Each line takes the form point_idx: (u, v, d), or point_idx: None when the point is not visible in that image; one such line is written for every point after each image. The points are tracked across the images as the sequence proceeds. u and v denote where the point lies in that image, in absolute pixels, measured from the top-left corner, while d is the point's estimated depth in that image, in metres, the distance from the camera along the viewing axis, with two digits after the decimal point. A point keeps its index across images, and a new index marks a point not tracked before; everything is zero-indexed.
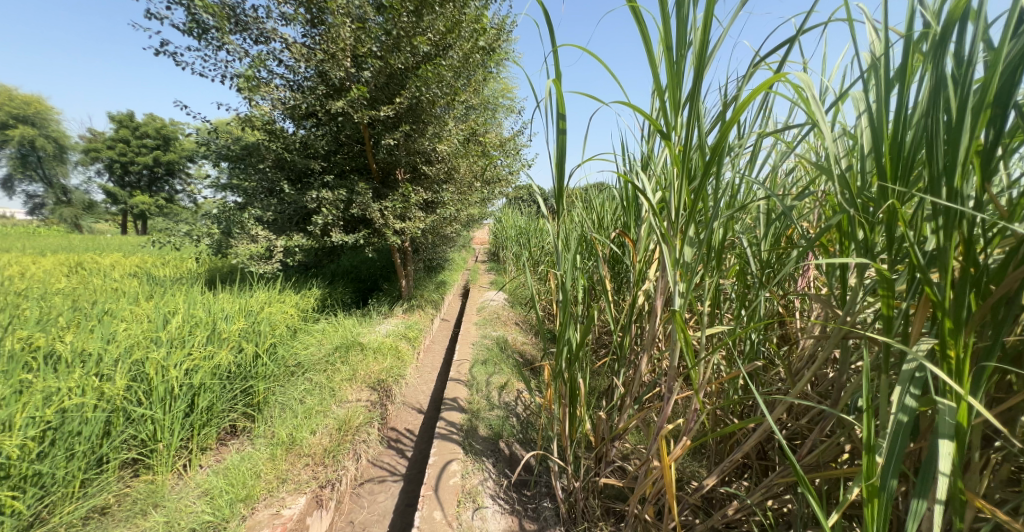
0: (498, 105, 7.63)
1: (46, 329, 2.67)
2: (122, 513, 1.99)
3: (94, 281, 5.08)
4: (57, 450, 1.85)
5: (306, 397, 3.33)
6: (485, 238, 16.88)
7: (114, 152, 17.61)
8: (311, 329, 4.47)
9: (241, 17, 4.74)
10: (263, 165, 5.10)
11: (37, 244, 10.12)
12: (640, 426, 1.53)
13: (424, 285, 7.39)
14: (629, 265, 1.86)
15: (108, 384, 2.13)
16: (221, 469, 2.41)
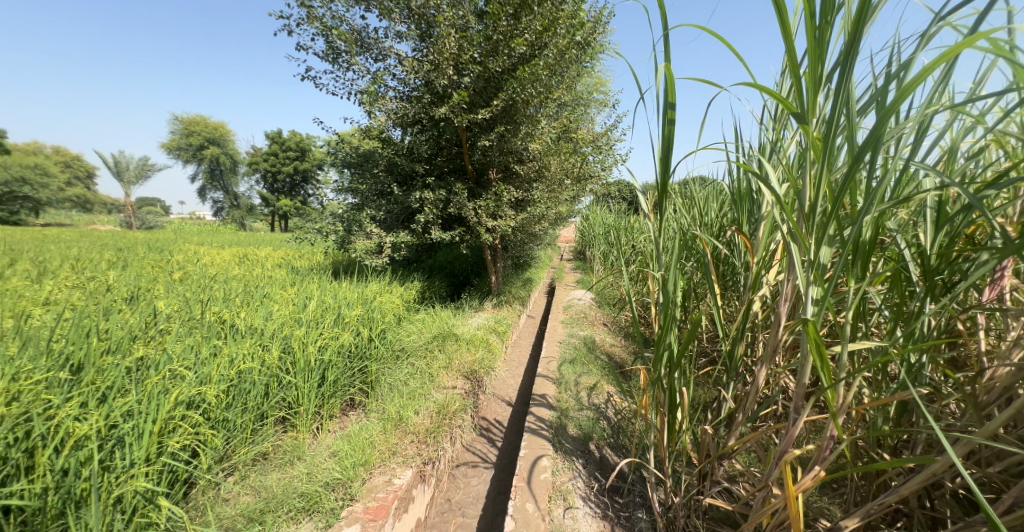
0: (592, 100, 7.44)
1: (221, 306, 3.28)
2: (278, 460, 2.37)
3: (252, 269, 6.08)
4: (237, 403, 2.29)
5: (409, 380, 3.60)
6: (571, 236, 16.70)
7: (263, 160, 20.80)
8: (413, 318, 4.81)
9: (366, 39, 5.26)
10: (376, 169, 5.62)
11: (213, 240, 12.52)
12: (755, 447, 1.37)
13: (513, 281, 7.55)
14: (742, 267, 1.68)
15: (267, 354, 2.58)
16: (344, 436, 2.71)
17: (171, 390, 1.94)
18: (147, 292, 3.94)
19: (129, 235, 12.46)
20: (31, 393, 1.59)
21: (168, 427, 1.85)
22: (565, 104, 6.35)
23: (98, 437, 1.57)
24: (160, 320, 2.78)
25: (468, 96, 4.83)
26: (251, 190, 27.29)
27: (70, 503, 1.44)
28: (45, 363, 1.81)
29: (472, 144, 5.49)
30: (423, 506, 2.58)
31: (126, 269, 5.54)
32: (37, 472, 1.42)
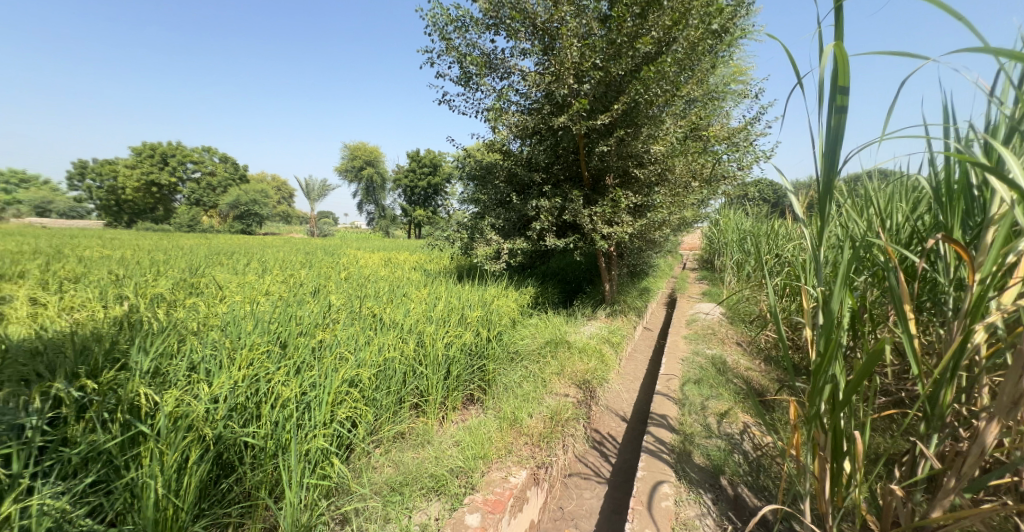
0: (727, 93, 6.74)
1: (372, 304, 3.79)
2: (412, 442, 2.60)
3: (394, 272, 6.88)
4: (382, 384, 2.66)
5: (524, 383, 3.61)
6: (696, 243, 15.43)
7: (401, 177, 23.39)
8: (527, 322, 4.88)
9: (494, 61, 5.54)
10: (497, 181, 5.86)
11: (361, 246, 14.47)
12: (979, 527, 1.02)
13: (629, 291, 7.19)
14: (956, 287, 1.29)
15: (409, 348, 2.95)
16: (465, 428, 2.84)
17: (341, 369, 2.40)
18: (322, 289, 4.76)
19: (301, 242, 15.08)
20: (256, 361, 2.20)
21: (338, 400, 2.30)
22: (694, 101, 5.86)
23: (293, 400, 2.05)
24: (331, 315, 3.31)
25: (588, 103, 4.74)
26: (391, 203, 30.85)
27: (279, 448, 1.88)
28: (264, 342, 2.45)
29: (590, 150, 5.39)
30: (537, 509, 2.56)
31: (309, 268, 6.80)
32: (262, 416, 1.95)
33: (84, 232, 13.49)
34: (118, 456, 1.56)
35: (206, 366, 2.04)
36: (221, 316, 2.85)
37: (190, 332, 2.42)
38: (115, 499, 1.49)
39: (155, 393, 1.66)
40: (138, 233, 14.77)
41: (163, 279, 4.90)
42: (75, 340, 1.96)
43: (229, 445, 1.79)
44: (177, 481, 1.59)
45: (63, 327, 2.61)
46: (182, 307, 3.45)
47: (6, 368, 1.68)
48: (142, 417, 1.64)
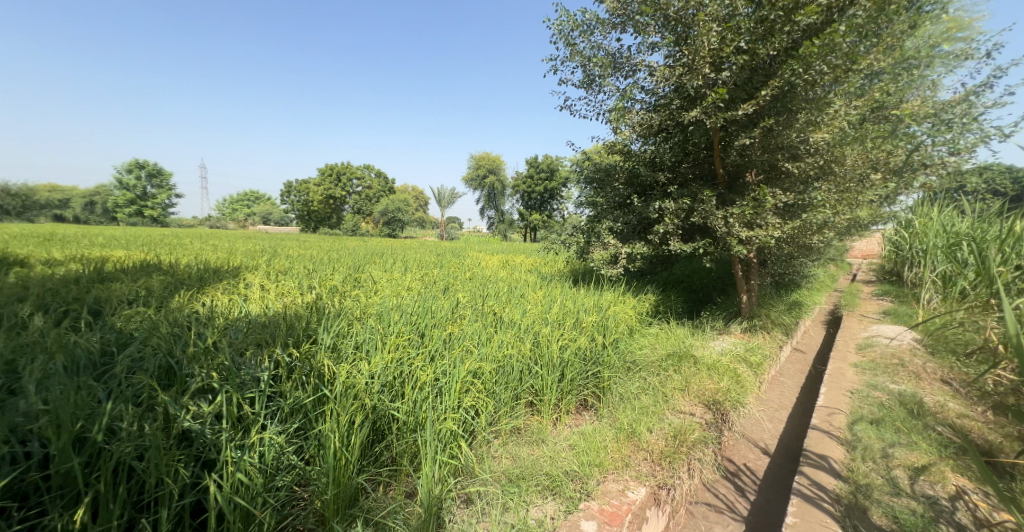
0: (931, 59, 5.38)
1: (492, 302, 4.04)
2: (527, 439, 2.68)
3: (512, 273, 7.10)
4: (501, 378, 2.86)
5: (641, 394, 3.34)
6: (870, 249, 12.76)
7: (523, 182, 24.04)
8: (646, 331, 4.55)
9: (619, 59, 5.28)
10: (615, 183, 5.54)
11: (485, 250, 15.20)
12: None
13: (774, 303, 6.23)
14: None
15: (526, 347, 3.14)
16: (580, 432, 2.78)
17: (469, 361, 2.74)
18: (451, 285, 5.12)
19: (433, 245, 16.52)
20: (402, 346, 2.66)
21: (464, 388, 2.62)
22: (878, 74, 4.80)
23: (429, 383, 2.45)
24: (460, 309, 3.61)
25: (727, 93, 4.18)
26: (511, 206, 31.88)
27: (417, 424, 2.30)
28: (408, 330, 2.87)
29: (726, 144, 4.80)
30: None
31: (439, 268, 7.44)
32: (406, 394, 2.39)
33: (286, 235, 16.96)
34: (310, 411, 2.12)
35: (365, 345, 2.54)
36: (376, 308, 3.31)
37: (353, 318, 2.94)
38: (308, 446, 2.04)
39: (335, 367, 2.21)
40: (319, 236, 17.97)
41: (334, 273, 5.86)
42: (269, 324, 2.54)
43: (382, 416, 2.26)
44: (348, 436, 2.09)
45: (260, 310, 3.26)
46: (347, 298, 4.06)
47: (250, 333, 2.37)
48: (325, 383, 2.19)
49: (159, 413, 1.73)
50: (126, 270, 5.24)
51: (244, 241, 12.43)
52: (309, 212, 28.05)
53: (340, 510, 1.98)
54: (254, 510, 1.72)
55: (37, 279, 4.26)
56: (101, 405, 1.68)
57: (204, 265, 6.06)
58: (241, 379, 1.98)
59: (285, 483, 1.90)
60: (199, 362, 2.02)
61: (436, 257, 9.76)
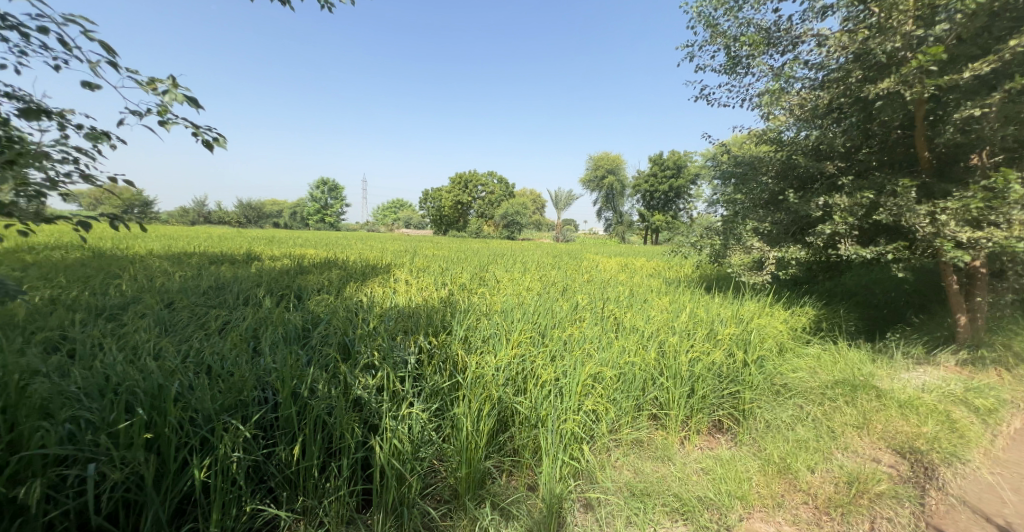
0: None
1: (612, 306, 3.88)
2: (653, 452, 2.42)
3: (635, 276, 6.61)
4: (626, 381, 2.69)
5: (796, 425, 2.70)
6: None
7: (647, 180, 22.43)
8: (798, 351, 3.72)
9: (774, 34, 4.38)
10: (763, 178, 4.58)
11: (606, 252, 14.57)
12: None
13: (1008, 326, 4.57)
14: None
15: (650, 355, 2.90)
16: (715, 456, 2.39)
17: (591, 363, 2.67)
18: (569, 287, 4.93)
19: (553, 246, 16.56)
20: (524, 344, 2.74)
21: (584, 389, 2.53)
22: None
23: (550, 382, 2.45)
24: (578, 312, 3.60)
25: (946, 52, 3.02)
26: (632, 206, 30.23)
27: (536, 421, 2.27)
28: (529, 330, 2.92)
29: (941, 116, 3.55)
30: None
31: (558, 268, 7.30)
32: (527, 388, 2.42)
33: (426, 238, 18.60)
34: (446, 395, 2.29)
35: (492, 340, 2.67)
36: (500, 307, 3.40)
37: (481, 315, 3.14)
38: (444, 426, 2.16)
39: (466, 357, 2.41)
40: (452, 238, 19.32)
41: (462, 271, 6.14)
42: (411, 316, 2.92)
43: (505, 409, 2.29)
44: (477, 422, 2.14)
45: (397, 300, 3.55)
46: (472, 293, 4.20)
47: (399, 321, 2.76)
48: (458, 370, 2.39)
49: (342, 381, 2.08)
50: (313, 262, 6.31)
51: (389, 242, 13.94)
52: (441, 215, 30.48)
53: (469, 491, 2.02)
54: (405, 474, 1.90)
55: (261, 269, 5.39)
56: (304, 371, 2.11)
57: (355, 261, 6.87)
58: (395, 359, 2.28)
59: (428, 455, 2.04)
60: (364, 342, 2.43)
61: (555, 258, 9.61)
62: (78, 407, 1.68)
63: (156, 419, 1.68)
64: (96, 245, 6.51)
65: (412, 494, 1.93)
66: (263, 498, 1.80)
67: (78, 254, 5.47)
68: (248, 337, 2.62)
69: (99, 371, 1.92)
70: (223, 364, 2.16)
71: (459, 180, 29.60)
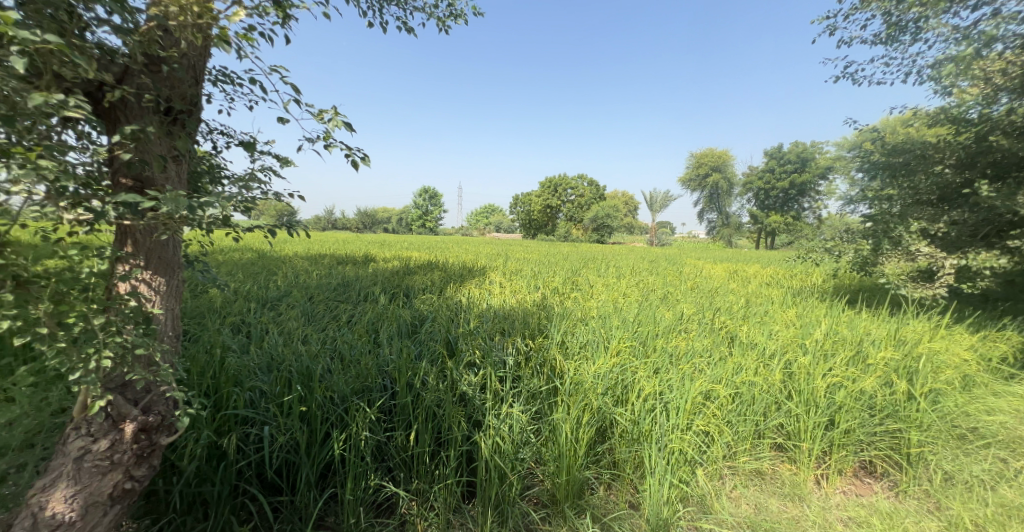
0: None
1: (723, 317, 3.13)
2: (773, 487, 1.76)
3: (754, 285, 5.56)
4: (745, 396, 2.02)
5: (1000, 484, 1.75)
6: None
7: (762, 176, 19.49)
8: (994, 388, 2.51)
9: None
10: (942, 167, 3.25)
11: (714, 258, 12.93)
12: None
13: None
14: None
15: (770, 374, 2.16)
16: (872, 507, 1.67)
17: (695, 379, 2.06)
18: (671, 295, 4.26)
19: (656, 252, 15.33)
20: (625, 352, 2.26)
21: (693, 408, 1.94)
22: None
23: (653, 396, 1.91)
24: (685, 322, 2.94)
25: None
26: (740, 207, 26.94)
27: (631, 438, 1.77)
28: (628, 337, 2.39)
29: None
30: None
31: (659, 275, 6.49)
32: (628, 400, 1.93)
33: (520, 243, 18.53)
34: (546, 400, 1.90)
35: (590, 346, 2.24)
36: (597, 313, 2.97)
37: (576, 320, 2.71)
38: (544, 429, 1.76)
39: (565, 361, 2.02)
40: (549, 245, 18.97)
41: (554, 275, 5.74)
42: (508, 317, 2.69)
43: (605, 420, 1.82)
44: (576, 430, 1.74)
45: (489, 301, 3.30)
46: (567, 297, 3.81)
47: (497, 322, 2.56)
48: (557, 375, 1.99)
49: (449, 376, 1.88)
50: (418, 265, 6.48)
51: (486, 247, 14.10)
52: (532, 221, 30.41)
53: (571, 500, 1.62)
54: (507, 473, 1.57)
55: (376, 269, 5.67)
56: (418, 364, 1.95)
57: (446, 263, 6.87)
58: (496, 358, 2.03)
59: (530, 457, 1.68)
60: (466, 340, 2.23)
61: (656, 264, 8.71)
62: (258, 379, 1.81)
63: (307, 394, 1.67)
64: (250, 246, 7.64)
65: (514, 492, 1.59)
66: (384, 476, 1.61)
67: (248, 254, 6.44)
68: (370, 329, 2.61)
69: (268, 351, 2.08)
70: (353, 351, 2.13)
71: (552, 186, 29.23)
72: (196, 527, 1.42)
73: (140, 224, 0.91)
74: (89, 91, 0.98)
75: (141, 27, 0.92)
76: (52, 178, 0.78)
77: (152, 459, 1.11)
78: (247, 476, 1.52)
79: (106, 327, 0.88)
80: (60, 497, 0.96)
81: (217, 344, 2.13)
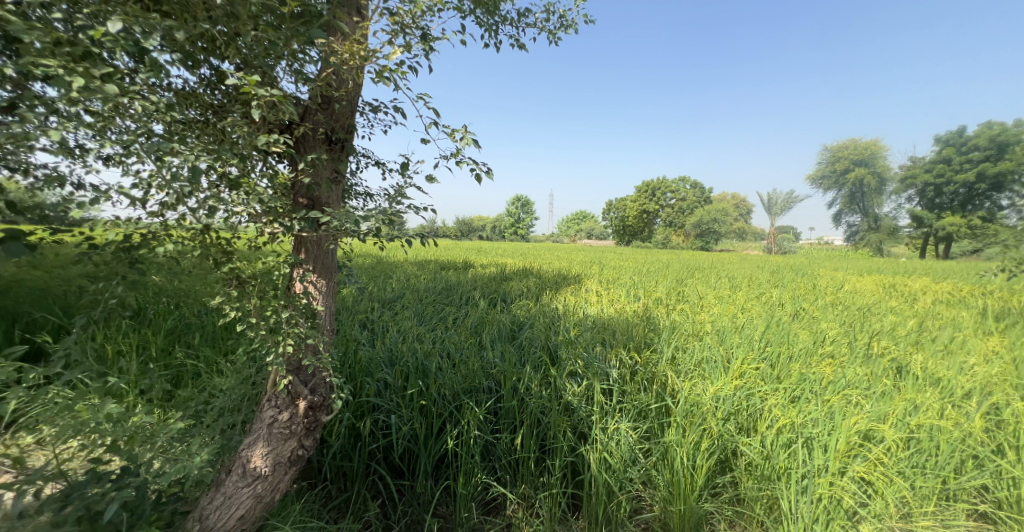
0: None
1: (885, 343, 2.95)
2: None
3: (915, 304, 4.77)
4: (927, 448, 1.87)
5: None
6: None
7: (938, 168, 16.12)
8: None
9: None
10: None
11: (851, 265, 11.33)
12: None
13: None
14: None
15: (964, 419, 1.98)
16: None
17: (851, 414, 2.00)
18: (804, 313, 3.91)
19: (779, 258, 13.83)
20: (749, 375, 2.32)
21: (851, 450, 1.85)
22: None
23: (789, 429, 1.92)
24: (823, 345, 2.86)
25: None
26: (900, 209, 22.73)
27: (773, 475, 1.76)
28: (755, 357, 2.50)
29: None
30: None
31: (783, 287, 5.91)
32: (758, 430, 1.96)
33: (624, 250, 17.96)
34: (656, 419, 2.05)
35: (707, 365, 2.39)
36: (714, 330, 3.02)
37: (691, 335, 2.89)
38: (655, 451, 1.89)
39: (677, 379, 2.18)
40: (659, 252, 18.06)
41: (657, 284, 5.64)
42: (607, 329, 2.89)
43: (728, 450, 1.89)
44: (693, 455, 1.83)
45: (587, 311, 3.51)
46: (668, 309, 3.81)
47: (596, 335, 2.75)
48: (668, 393, 2.14)
49: (553, 383, 2.19)
50: (515, 270, 6.91)
51: (585, 253, 14.10)
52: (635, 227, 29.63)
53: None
54: (616, 490, 1.76)
55: (479, 274, 6.22)
56: (521, 370, 2.31)
57: (547, 270, 7.19)
58: (598, 372, 2.24)
59: (639, 478, 1.83)
60: (564, 351, 2.51)
61: (774, 274, 7.93)
62: (384, 371, 2.29)
63: (425, 391, 2.13)
64: (370, 248, 8.81)
65: (620, 516, 1.76)
66: (490, 475, 1.96)
67: (369, 256, 7.48)
68: (475, 332, 3.00)
69: (389, 347, 2.56)
70: (462, 354, 2.54)
71: (662, 192, 27.74)
72: (340, 494, 1.94)
73: (317, 233, 1.33)
74: (284, 131, 1.42)
75: (313, 87, 1.33)
76: (259, 199, 1.23)
77: (314, 433, 1.60)
78: (377, 458, 2.01)
79: (289, 319, 1.38)
80: (259, 454, 1.50)
81: (352, 337, 2.67)
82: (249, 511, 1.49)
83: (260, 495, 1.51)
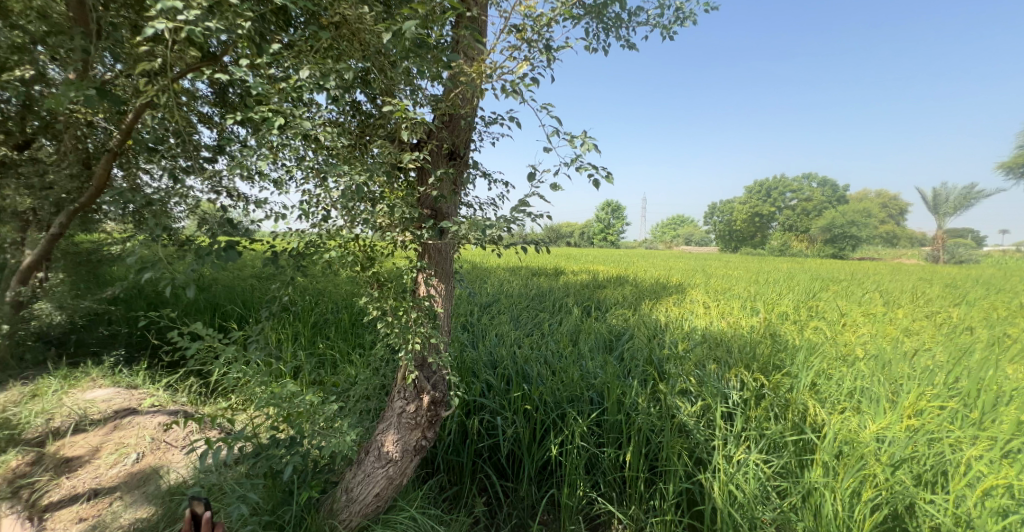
0: None
1: None
2: None
3: None
4: None
5: None
6: None
7: None
8: None
9: None
10: None
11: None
12: None
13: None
14: None
15: None
16: None
17: None
18: (999, 339, 3.04)
19: (950, 269, 11.22)
20: (929, 414, 1.86)
21: None
22: None
23: (1003, 494, 1.48)
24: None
25: None
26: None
27: None
28: (934, 394, 1.98)
29: None
30: None
31: (964, 305, 4.70)
32: (951, 489, 1.55)
33: (741, 258, 16.04)
34: (795, 455, 1.74)
35: (863, 401, 1.97)
36: (862, 354, 2.50)
37: (835, 360, 2.42)
38: (794, 492, 1.61)
39: (820, 410, 1.85)
40: (787, 261, 15.79)
41: (782, 297, 4.91)
42: (721, 345, 2.56)
43: (908, 506, 1.52)
44: (854, 506, 1.51)
45: (694, 324, 3.17)
46: (794, 326, 3.28)
47: (708, 352, 2.46)
48: (810, 427, 1.82)
49: (663, 401, 2.00)
50: (610, 278, 6.62)
51: (691, 261, 13.03)
52: (748, 233, 26.38)
53: None
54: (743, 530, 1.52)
55: (572, 281, 6.10)
56: (626, 383, 2.16)
57: (645, 278, 6.76)
58: (717, 393, 2.00)
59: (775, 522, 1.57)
60: (674, 366, 2.30)
61: (945, 288, 6.38)
62: (486, 373, 2.34)
63: (528, 395, 2.13)
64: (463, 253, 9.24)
65: None
66: (592, 489, 1.87)
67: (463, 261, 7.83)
68: (573, 341, 2.91)
69: (490, 350, 2.61)
70: (561, 361, 2.47)
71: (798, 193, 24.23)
72: (450, 487, 2.02)
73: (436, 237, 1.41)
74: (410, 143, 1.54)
75: (441, 103, 1.41)
76: (388, 203, 1.34)
77: (437, 426, 1.67)
78: (484, 457, 2.06)
79: (408, 317, 1.48)
80: (391, 439, 1.62)
81: (456, 338, 2.79)
82: (383, 489, 1.64)
83: (392, 476, 1.64)
